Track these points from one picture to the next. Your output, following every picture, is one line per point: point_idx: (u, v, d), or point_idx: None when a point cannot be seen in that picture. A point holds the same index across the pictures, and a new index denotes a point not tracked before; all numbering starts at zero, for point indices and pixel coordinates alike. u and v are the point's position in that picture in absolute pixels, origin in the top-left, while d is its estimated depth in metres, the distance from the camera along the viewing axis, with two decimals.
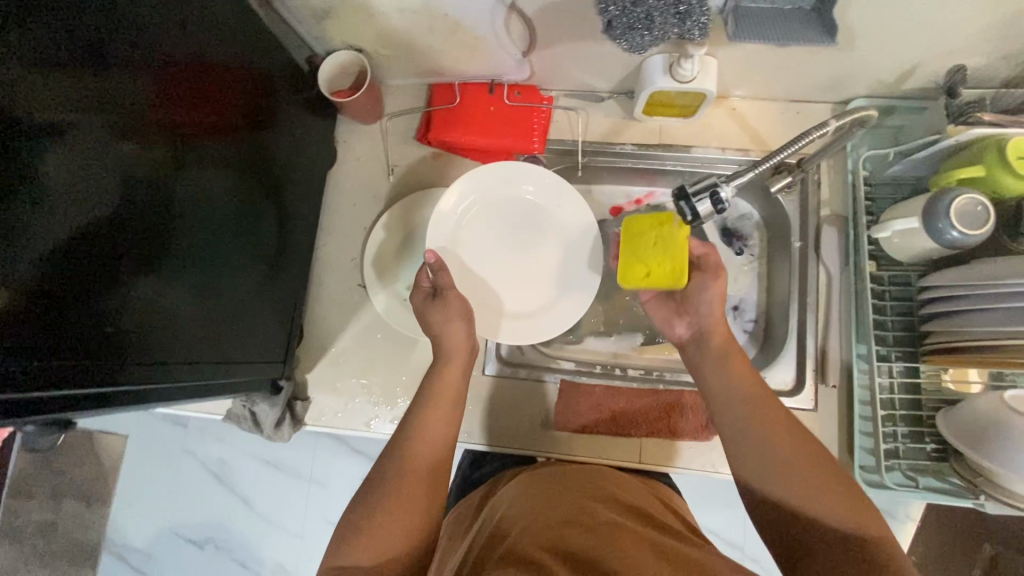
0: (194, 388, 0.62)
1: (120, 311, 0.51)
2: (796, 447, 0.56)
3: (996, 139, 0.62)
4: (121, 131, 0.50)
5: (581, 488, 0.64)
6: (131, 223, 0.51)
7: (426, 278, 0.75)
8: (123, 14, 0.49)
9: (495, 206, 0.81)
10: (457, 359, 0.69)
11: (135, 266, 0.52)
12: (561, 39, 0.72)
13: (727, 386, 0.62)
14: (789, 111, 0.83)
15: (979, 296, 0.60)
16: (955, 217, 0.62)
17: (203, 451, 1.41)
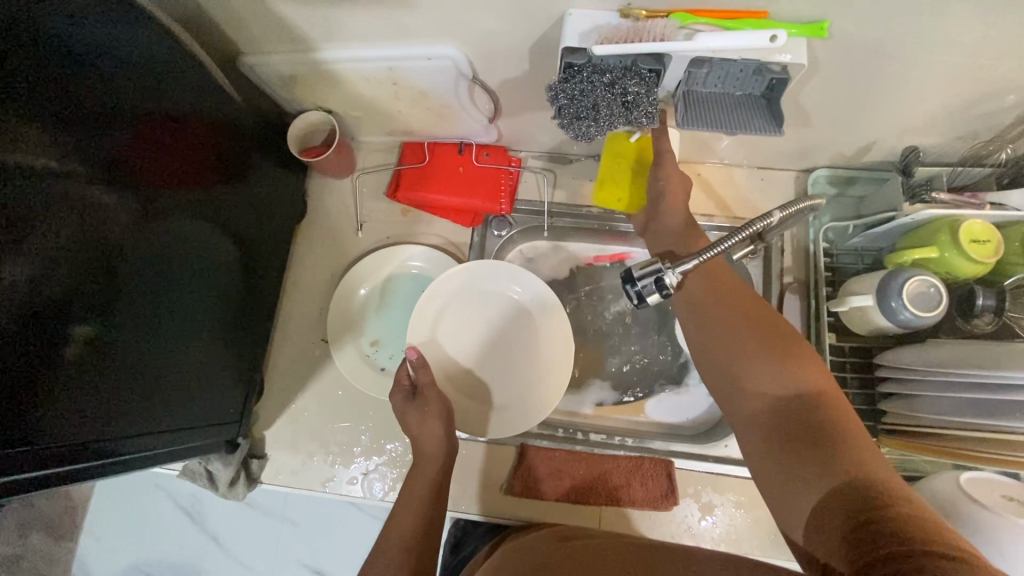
0: (152, 441, 0.61)
1: (69, 383, 0.51)
2: (753, 321, 0.58)
3: (951, 220, 0.63)
4: (87, 181, 0.52)
5: (528, 546, 0.59)
6: (85, 295, 0.52)
7: (406, 375, 0.75)
8: (95, 74, 0.52)
9: (478, 299, 0.82)
10: (431, 468, 0.69)
11: (87, 336, 0.52)
12: (526, 108, 0.73)
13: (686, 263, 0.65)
14: (754, 177, 0.84)
15: (934, 382, 0.60)
16: (908, 297, 0.63)
17: (172, 487, 1.38)
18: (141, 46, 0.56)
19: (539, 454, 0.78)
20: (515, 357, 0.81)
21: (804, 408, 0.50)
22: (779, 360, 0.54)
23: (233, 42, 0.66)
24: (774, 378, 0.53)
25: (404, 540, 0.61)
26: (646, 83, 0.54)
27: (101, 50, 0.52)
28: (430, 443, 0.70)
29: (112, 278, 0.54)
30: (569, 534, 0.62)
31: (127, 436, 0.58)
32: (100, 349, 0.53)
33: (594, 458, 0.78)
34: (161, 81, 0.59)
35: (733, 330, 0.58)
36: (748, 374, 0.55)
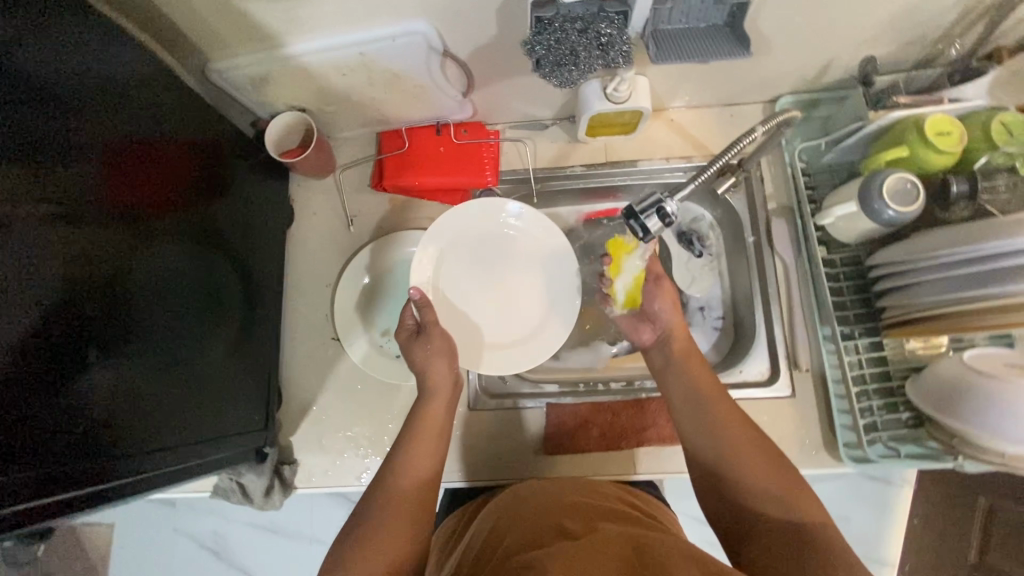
0: (175, 469, 0.60)
1: (92, 408, 0.50)
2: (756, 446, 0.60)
3: (914, 119, 0.67)
4: (77, 212, 0.50)
5: (521, 514, 0.59)
6: (91, 338, 0.50)
7: (411, 316, 0.76)
8: (74, 103, 0.50)
9: (481, 239, 0.83)
10: (439, 402, 0.70)
11: (96, 385, 0.51)
12: (498, 76, 0.75)
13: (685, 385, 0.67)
14: (723, 115, 0.87)
15: (926, 268, 0.64)
16: (888, 195, 0.66)
17: (194, 527, 1.36)
18: (117, 60, 0.55)
19: (564, 410, 0.79)
20: (517, 293, 0.83)
21: (790, 533, 0.53)
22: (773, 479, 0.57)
23: (199, 49, 0.66)
24: (764, 503, 0.56)
25: (416, 472, 0.63)
26: (616, 25, 0.55)
27: (83, 68, 0.51)
28: (438, 377, 0.71)
29: (118, 302, 0.54)
30: (551, 495, 0.62)
31: (152, 467, 0.57)
32: (110, 394, 0.52)
33: (618, 405, 0.79)
34: (141, 95, 0.59)
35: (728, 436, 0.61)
36: (740, 481, 0.58)
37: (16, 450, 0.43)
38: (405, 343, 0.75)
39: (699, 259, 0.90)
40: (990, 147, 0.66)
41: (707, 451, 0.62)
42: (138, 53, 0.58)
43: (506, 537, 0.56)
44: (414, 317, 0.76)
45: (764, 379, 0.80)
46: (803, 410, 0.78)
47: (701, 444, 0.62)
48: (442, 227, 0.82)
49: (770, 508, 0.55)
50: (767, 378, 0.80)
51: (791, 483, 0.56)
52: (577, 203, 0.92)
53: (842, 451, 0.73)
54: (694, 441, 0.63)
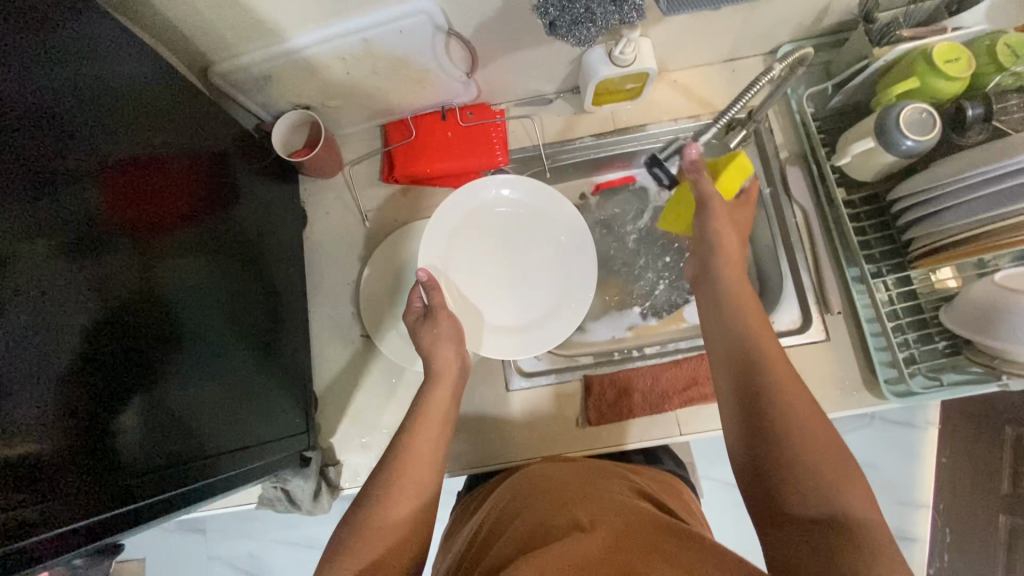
0: (233, 480, 0.60)
1: (147, 425, 0.49)
2: (796, 405, 0.54)
3: (921, 50, 0.68)
4: (110, 229, 0.49)
5: (522, 515, 0.57)
6: (136, 356, 0.49)
7: (417, 299, 0.75)
8: (89, 118, 0.49)
9: (483, 221, 0.83)
10: (443, 385, 0.69)
11: (148, 403, 0.49)
12: (501, 52, 0.74)
13: (724, 322, 0.63)
14: (725, 71, 0.87)
15: (949, 193, 0.65)
16: (906, 126, 0.66)
17: (227, 551, 1.34)
18: (126, 72, 0.55)
19: (603, 378, 0.79)
20: (526, 272, 0.83)
21: (826, 526, 0.48)
22: (811, 458, 0.51)
23: (201, 51, 0.65)
24: (804, 477, 0.51)
25: (420, 456, 0.63)
26: None
27: (97, 81, 0.50)
28: (444, 362, 0.70)
29: (155, 316, 0.53)
30: (576, 488, 0.61)
31: (212, 481, 0.56)
32: (162, 411, 0.51)
33: (657, 367, 0.79)
34: (151, 105, 0.58)
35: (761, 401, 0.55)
36: (781, 445, 0.53)
37: (84, 475, 0.42)
38: (413, 325, 0.74)
39: None
40: (999, 69, 0.67)
41: (735, 416, 0.57)
42: (141, 61, 0.57)
43: (498, 544, 0.55)
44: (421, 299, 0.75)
45: (797, 326, 0.80)
46: (839, 352, 0.78)
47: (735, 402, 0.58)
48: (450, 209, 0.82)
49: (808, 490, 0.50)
50: (799, 325, 0.80)
51: (831, 467, 0.51)
52: (588, 176, 0.92)
53: (885, 388, 0.74)
54: (725, 396, 0.59)
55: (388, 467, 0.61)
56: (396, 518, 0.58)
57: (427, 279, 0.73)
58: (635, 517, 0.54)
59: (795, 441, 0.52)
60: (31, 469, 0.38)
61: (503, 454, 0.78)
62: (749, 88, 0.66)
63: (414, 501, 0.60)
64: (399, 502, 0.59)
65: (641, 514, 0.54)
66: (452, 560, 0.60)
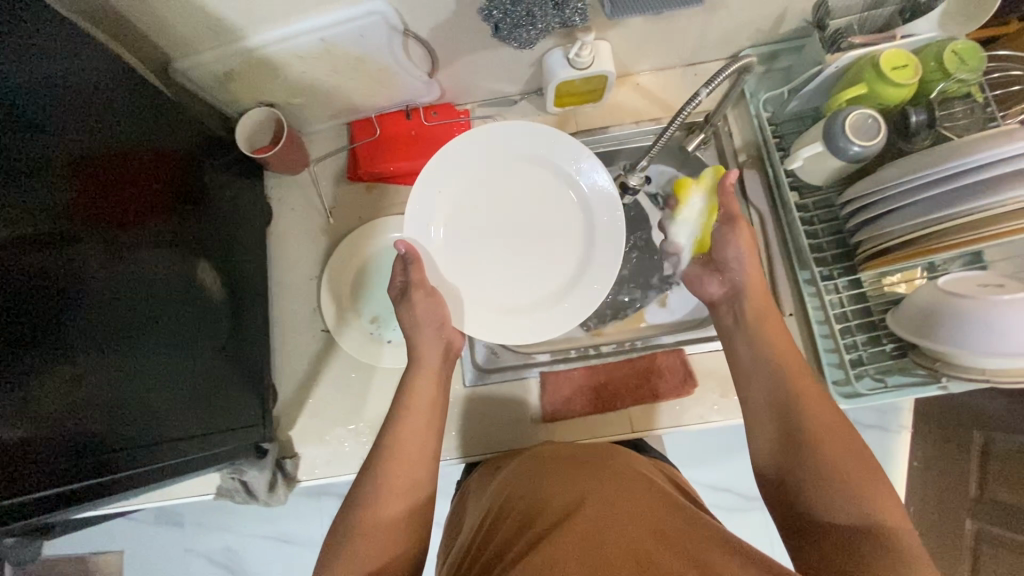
0: (174, 467, 0.60)
1: (59, 412, 0.48)
2: (833, 433, 0.58)
3: (869, 57, 0.69)
4: (55, 218, 0.50)
5: (521, 495, 0.57)
6: (71, 343, 0.50)
7: (399, 274, 0.75)
8: (42, 110, 0.50)
9: (506, 179, 0.81)
10: (428, 365, 0.72)
11: (81, 390, 0.50)
12: (461, 53, 0.75)
13: (759, 354, 0.67)
14: (688, 75, 0.88)
15: (893, 196, 0.66)
16: (851, 132, 0.67)
17: (204, 544, 1.35)
18: (85, 67, 0.56)
19: (558, 375, 0.81)
20: (543, 246, 0.81)
21: (865, 538, 0.51)
22: (839, 481, 0.55)
23: (161, 48, 0.67)
24: (836, 487, 0.54)
25: (405, 447, 0.64)
26: None
27: (43, 75, 0.50)
28: (426, 346, 0.72)
29: (83, 305, 0.52)
30: (567, 470, 0.59)
31: (149, 468, 0.57)
32: (98, 397, 0.52)
33: (611, 365, 0.82)
34: (104, 98, 0.58)
35: (793, 436, 0.59)
36: (817, 462, 0.56)
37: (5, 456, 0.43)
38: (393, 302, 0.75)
39: None
40: (945, 76, 0.68)
41: (770, 450, 0.61)
42: (106, 57, 0.58)
43: (501, 529, 0.55)
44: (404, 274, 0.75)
45: None
46: None
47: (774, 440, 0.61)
48: (451, 173, 0.80)
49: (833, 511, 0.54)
50: None
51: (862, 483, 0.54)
52: None
53: (833, 389, 0.75)
54: (758, 431, 0.63)
55: (376, 460, 0.64)
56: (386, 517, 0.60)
57: (407, 253, 0.72)
58: (644, 495, 0.54)
59: (825, 468, 0.56)
60: None
61: (459, 447, 0.80)
62: (690, 99, 0.69)
63: (404, 501, 0.61)
64: (388, 500, 0.61)
65: (646, 493, 0.55)
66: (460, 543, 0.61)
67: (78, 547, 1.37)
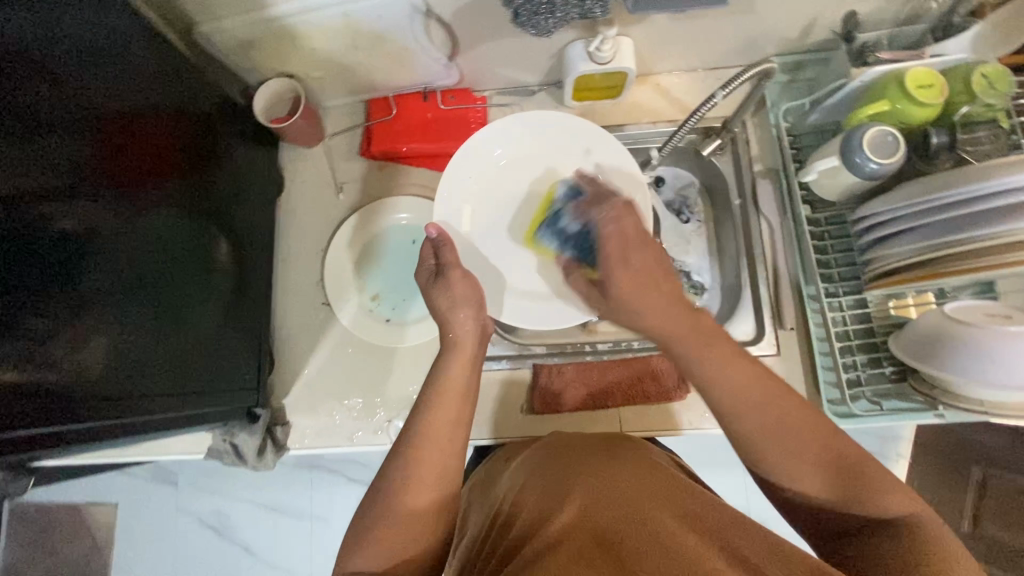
0: (170, 419, 0.62)
1: (62, 355, 0.50)
2: (829, 462, 0.50)
3: (895, 73, 0.68)
4: (73, 170, 0.51)
5: (522, 503, 0.56)
6: (82, 292, 0.52)
7: (431, 256, 0.73)
8: (65, 66, 0.51)
9: (539, 167, 0.81)
10: (464, 353, 0.66)
11: (88, 336, 0.52)
12: (481, 39, 0.75)
13: (726, 381, 0.53)
14: (709, 79, 0.87)
15: (905, 217, 0.65)
16: (869, 148, 0.66)
17: (195, 505, 1.37)
18: (110, 26, 0.57)
19: (552, 369, 0.81)
20: None
21: (893, 538, 0.46)
22: (860, 487, 0.49)
23: (186, 12, 0.68)
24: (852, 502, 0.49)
25: (437, 438, 0.59)
26: None
27: (68, 30, 0.52)
28: (462, 330, 0.67)
29: (96, 254, 0.53)
30: (582, 462, 0.58)
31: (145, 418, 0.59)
32: (104, 345, 0.54)
33: (606, 364, 0.82)
34: (123, 57, 0.59)
35: (820, 463, 0.50)
36: (834, 487, 0.50)
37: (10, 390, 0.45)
38: (427, 285, 0.72)
39: (688, 224, 0.92)
40: (971, 99, 0.67)
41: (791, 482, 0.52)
42: (131, 19, 0.60)
43: (518, 521, 0.54)
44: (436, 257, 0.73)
45: (750, 339, 0.80)
46: (788, 368, 0.79)
47: (794, 477, 0.51)
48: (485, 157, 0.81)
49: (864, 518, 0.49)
50: (752, 338, 0.80)
51: (880, 483, 0.49)
52: None
53: (827, 408, 0.74)
54: (784, 475, 0.52)
55: (400, 446, 0.59)
56: (417, 508, 0.56)
57: (437, 236, 0.74)
58: (690, 499, 0.53)
59: (841, 476, 0.50)
60: None
61: None
62: (705, 102, 0.69)
63: (434, 490, 0.58)
64: (420, 492, 0.57)
65: (696, 499, 0.54)
66: (472, 539, 0.61)
67: (75, 497, 1.41)
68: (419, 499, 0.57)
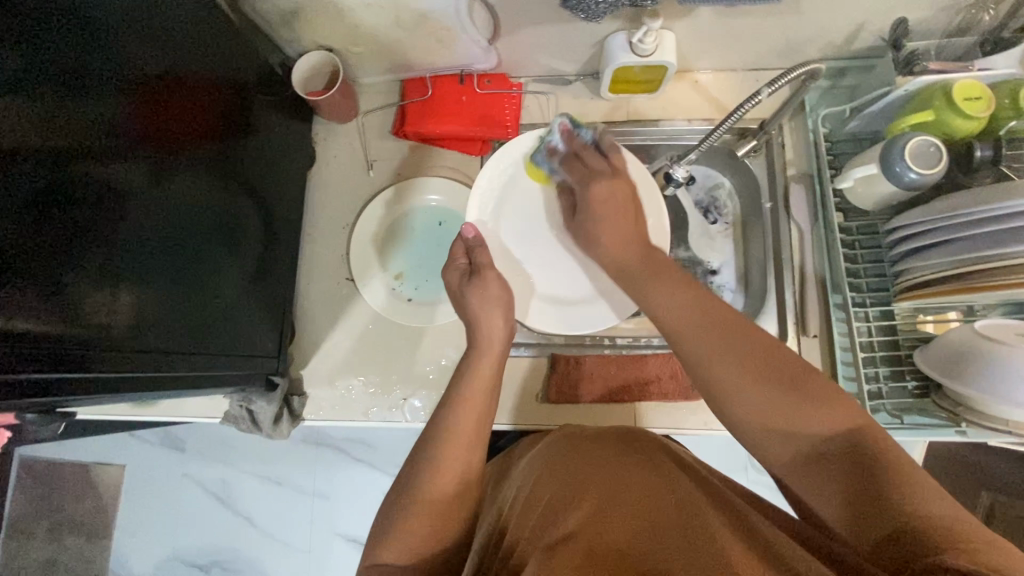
0: (193, 379, 0.63)
1: (95, 307, 0.50)
2: (773, 363, 0.50)
3: (941, 84, 0.66)
4: (115, 125, 0.52)
5: (536, 496, 0.55)
6: (118, 247, 0.52)
7: (462, 257, 0.74)
8: (109, 23, 0.51)
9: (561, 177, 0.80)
10: (489, 355, 0.66)
11: (121, 290, 0.53)
12: (524, 24, 0.75)
13: (668, 305, 0.57)
14: (748, 79, 0.86)
15: (943, 228, 0.64)
16: (911, 158, 0.65)
17: (200, 472, 1.38)
18: None
19: (570, 360, 0.81)
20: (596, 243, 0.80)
21: (852, 457, 0.46)
22: (798, 397, 0.48)
23: None
24: (802, 409, 0.48)
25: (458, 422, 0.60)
26: None
27: None
28: (491, 332, 0.68)
29: (132, 210, 0.54)
30: (595, 458, 0.58)
31: (170, 377, 0.59)
32: (135, 301, 0.54)
33: (624, 358, 0.81)
34: (166, 18, 0.59)
35: (770, 369, 0.50)
36: (795, 408, 0.48)
37: (43, 336, 0.45)
38: (458, 282, 0.72)
39: (716, 225, 0.92)
40: (1017, 114, 0.66)
41: (754, 405, 0.49)
42: None
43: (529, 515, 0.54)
44: (466, 258, 0.74)
45: None
46: None
47: (730, 386, 0.51)
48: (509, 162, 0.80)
49: (805, 436, 0.48)
50: (774, 342, 0.80)
51: (814, 394, 0.48)
52: None
53: None
54: (740, 396, 0.50)
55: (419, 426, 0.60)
56: (436, 493, 0.57)
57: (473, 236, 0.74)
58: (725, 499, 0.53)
59: (796, 393, 0.48)
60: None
61: None
62: (750, 97, 0.68)
63: (458, 479, 0.58)
64: (442, 477, 0.57)
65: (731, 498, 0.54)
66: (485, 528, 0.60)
67: (84, 456, 1.43)
68: (434, 477, 0.57)
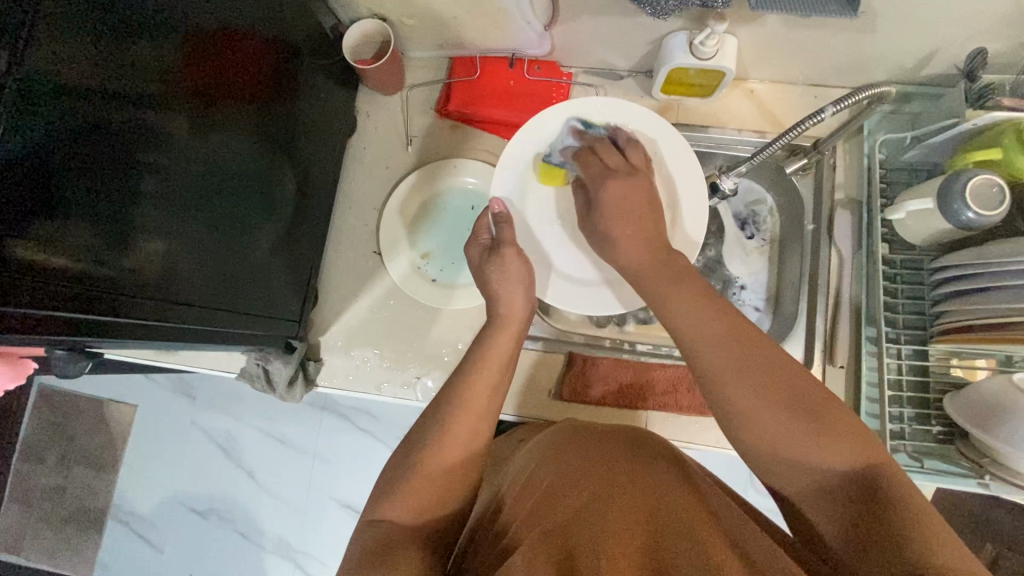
0: (213, 334, 0.63)
1: (128, 256, 0.50)
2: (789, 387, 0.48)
3: (1012, 122, 0.63)
4: (162, 77, 0.51)
5: (535, 484, 0.55)
6: (154, 199, 0.52)
7: (486, 232, 0.74)
8: None
9: None
10: (507, 335, 0.67)
11: (153, 240, 0.53)
12: (583, 13, 0.73)
13: (692, 317, 0.54)
14: (806, 94, 0.83)
15: (990, 274, 0.62)
16: (971, 197, 0.62)
17: (208, 422, 1.41)
18: None
19: (588, 360, 0.80)
20: None
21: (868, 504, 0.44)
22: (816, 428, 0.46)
23: None
24: (826, 436, 0.46)
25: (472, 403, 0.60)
26: None
27: None
28: (511, 303, 0.68)
29: (170, 164, 0.54)
30: (595, 451, 0.58)
31: (192, 330, 0.60)
32: (166, 252, 0.55)
33: (642, 364, 0.81)
34: None
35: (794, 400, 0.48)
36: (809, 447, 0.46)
37: (76, 278, 0.46)
38: (478, 259, 0.72)
39: (751, 241, 0.90)
40: None
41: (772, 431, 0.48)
42: None
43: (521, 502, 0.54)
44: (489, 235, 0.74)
45: None
46: None
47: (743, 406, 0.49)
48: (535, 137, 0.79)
49: (816, 468, 0.47)
50: None
51: (837, 426, 0.46)
52: None
53: None
54: (754, 418, 0.49)
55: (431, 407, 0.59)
56: (440, 477, 0.57)
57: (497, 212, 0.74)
58: (713, 494, 0.54)
59: (835, 419, 0.47)
60: (24, 262, 0.42)
61: None
62: (810, 116, 0.65)
63: (463, 460, 0.58)
64: (446, 456, 0.57)
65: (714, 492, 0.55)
66: (481, 513, 0.61)
67: (101, 392, 1.47)
68: (442, 459, 0.57)
